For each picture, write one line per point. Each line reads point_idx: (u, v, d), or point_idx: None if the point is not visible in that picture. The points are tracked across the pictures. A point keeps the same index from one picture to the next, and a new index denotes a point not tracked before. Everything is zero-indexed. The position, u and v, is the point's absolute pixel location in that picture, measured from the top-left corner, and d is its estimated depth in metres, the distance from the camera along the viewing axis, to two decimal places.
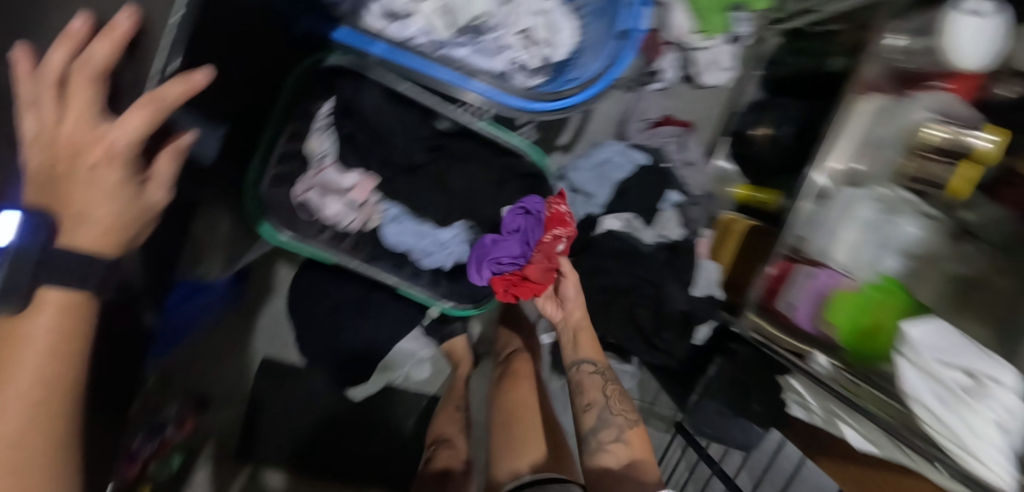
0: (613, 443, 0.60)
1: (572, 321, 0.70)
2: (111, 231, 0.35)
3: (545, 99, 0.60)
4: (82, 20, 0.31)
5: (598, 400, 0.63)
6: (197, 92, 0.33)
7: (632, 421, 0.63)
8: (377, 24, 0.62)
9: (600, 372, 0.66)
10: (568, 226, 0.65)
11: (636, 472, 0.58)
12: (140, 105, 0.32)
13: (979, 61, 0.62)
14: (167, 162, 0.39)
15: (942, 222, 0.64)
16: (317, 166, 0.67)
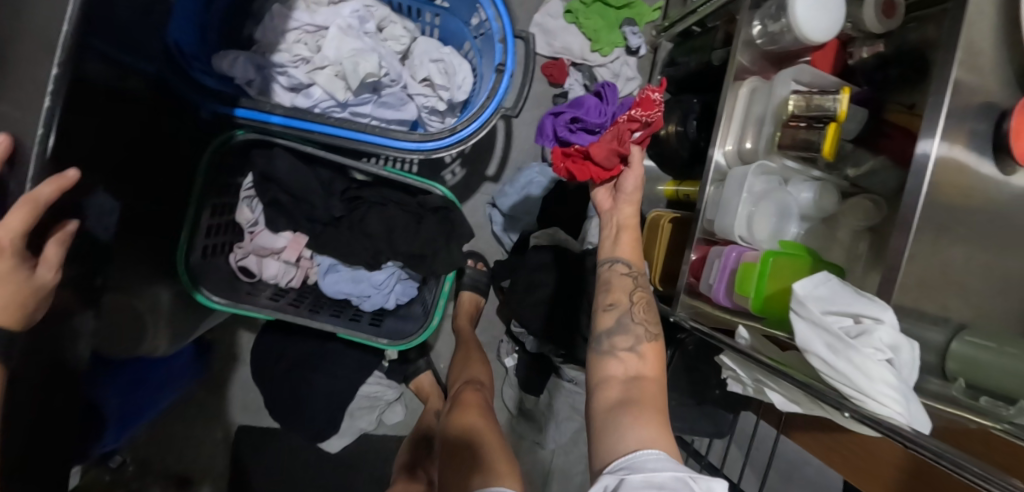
0: (625, 352, 0.52)
1: (621, 214, 0.60)
2: (14, 310, 0.39)
3: (437, 137, 0.64)
4: None
5: (623, 303, 0.55)
6: (72, 186, 0.38)
7: (651, 334, 0.54)
8: (285, 99, 0.71)
9: (632, 277, 0.57)
10: (653, 110, 0.59)
11: (642, 387, 0.49)
12: (18, 206, 0.35)
13: (817, 33, 0.68)
14: (56, 243, 0.42)
15: (827, 182, 0.70)
16: (251, 233, 0.74)
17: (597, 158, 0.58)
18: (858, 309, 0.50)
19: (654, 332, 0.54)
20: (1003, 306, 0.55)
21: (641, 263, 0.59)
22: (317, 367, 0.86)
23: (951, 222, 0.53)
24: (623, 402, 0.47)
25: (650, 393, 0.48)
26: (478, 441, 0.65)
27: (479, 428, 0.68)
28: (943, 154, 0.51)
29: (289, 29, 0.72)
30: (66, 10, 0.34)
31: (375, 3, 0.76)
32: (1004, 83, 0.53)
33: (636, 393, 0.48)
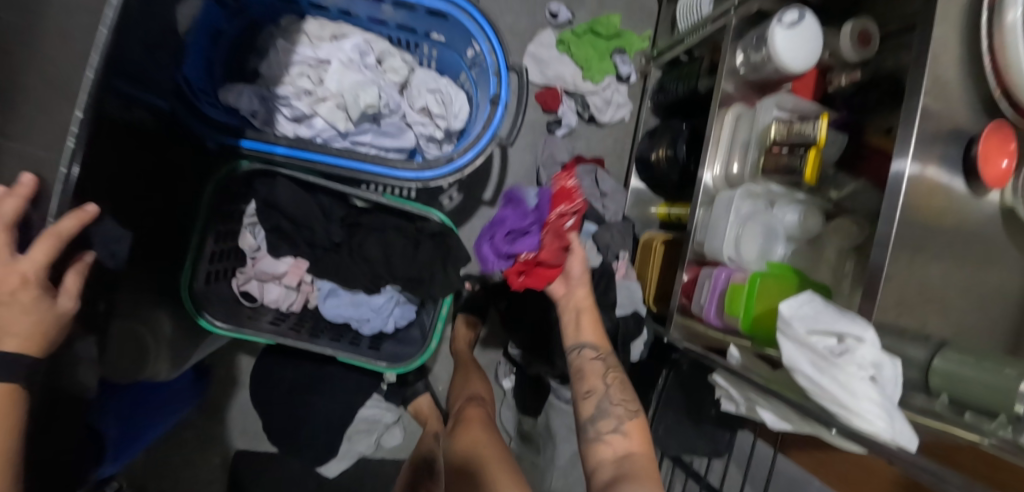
0: (610, 434, 0.57)
1: (575, 297, 0.69)
2: (35, 340, 0.40)
3: (436, 166, 0.67)
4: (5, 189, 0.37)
5: (598, 389, 0.61)
6: (92, 219, 0.40)
7: (632, 411, 0.59)
8: (287, 129, 0.74)
9: (601, 360, 0.64)
10: (574, 201, 0.66)
11: (632, 462, 0.54)
12: (41, 239, 0.37)
13: (795, 62, 0.72)
14: (76, 274, 0.44)
15: (812, 203, 0.72)
16: (253, 259, 0.76)
17: (549, 261, 0.65)
18: (841, 329, 0.51)
19: (635, 410, 0.59)
20: (980, 321, 0.58)
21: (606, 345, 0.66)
22: (316, 391, 0.87)
23: (929, 242, 0.55)
24: (615, 479, 0.52)
25: (640, 466, 0.53)
26: (485, 456, 0.65)
27: (484, 443, 0.69)
28: (919, 170, 0.54)
29: (292, 62, 0.75)
30: (90, 61, 0.36)
31: (375, 38, 0.79)
32: (972, 110, 0.56)
33: (629, 467, 0.53)
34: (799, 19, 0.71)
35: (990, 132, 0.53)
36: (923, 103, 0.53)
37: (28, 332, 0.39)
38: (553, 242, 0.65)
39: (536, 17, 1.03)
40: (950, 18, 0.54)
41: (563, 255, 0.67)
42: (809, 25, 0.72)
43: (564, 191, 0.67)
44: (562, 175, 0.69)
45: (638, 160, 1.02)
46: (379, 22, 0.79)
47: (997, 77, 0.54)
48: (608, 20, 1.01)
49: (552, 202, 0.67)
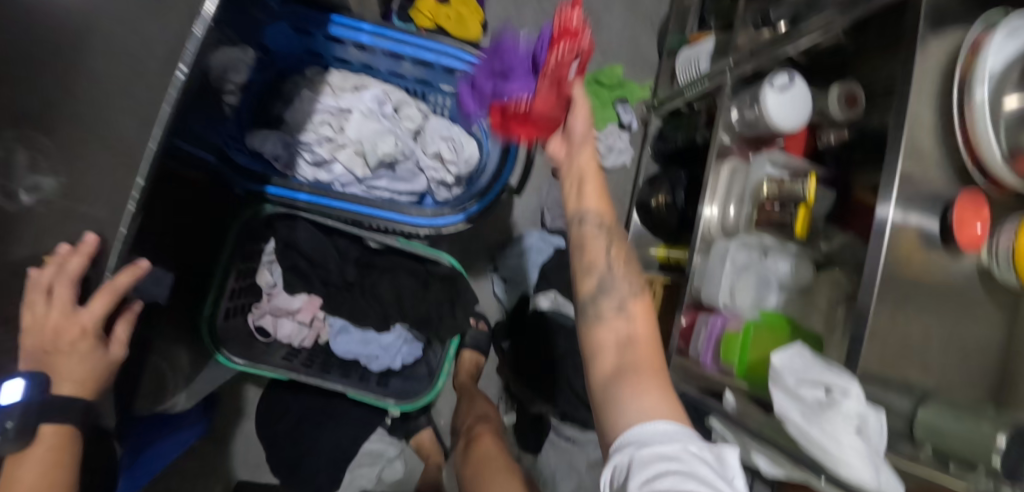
0: (613, 316, 0.51)
1: (579, 162, 0.59)
2: (88, 382, 0.47)
3: (448, 213, 0.74)
4: (67, 245, 0.40)
5: (599, 266, 0.54)
6: (143, 273, 0.45)
7: (636, 291, 0.54)
8: (308, 174, 0.78)
9: (605, 232, 0.56)
10: (580, 41, 0.53)
11: (635, 351, 0.48)
12: (100, 293, 0.43)
13: (785, 122, 0.77)
14: (125, 322, 0.50)
15: (804, 255, 0.76)
16: (269, 294, 0.78)
17: (544, 115, 0.58)
18: (829, 382, 0.54)
19: (638, 288, 0.54)
20: (962, 373, 0.61)
21: (612, 217, 0.58)
22: (322, 423, 0.89)
23: (913, 299, 0.59)
24: (619, 373, 0.46)
25: (644, 355, 0.48)
26: (488, 469, 0.69)
27: (494, 453, 0.74)
28: (899, 222, 0.58)
29: (315, 111, 0.79)
30: (153, 133, 0.37)
31: (393, 89, 0.85)
32: (946, 174, 0.60)
33: (633, 357, 0.47)
34: (789, 83, 0.77)
35: (964, 200, 0.57)
36: (902, 169, 0.58)
37: (83, 374, 0.47)
38: (552, 96, 0.57)
39: None
40: (924, 94, 0.59)
41: (563, 112, 0.59)
42: (799, 88, 0.77)
43: (569, 27, 0.53)
44: (568, 3, 0.53)
45: (639, 204, 1.06)
46: (398, 75, 0.84)
47: (968, 147, 0.58)
48: (609, 70, 1.08)
49: (554, 42, 0.55)
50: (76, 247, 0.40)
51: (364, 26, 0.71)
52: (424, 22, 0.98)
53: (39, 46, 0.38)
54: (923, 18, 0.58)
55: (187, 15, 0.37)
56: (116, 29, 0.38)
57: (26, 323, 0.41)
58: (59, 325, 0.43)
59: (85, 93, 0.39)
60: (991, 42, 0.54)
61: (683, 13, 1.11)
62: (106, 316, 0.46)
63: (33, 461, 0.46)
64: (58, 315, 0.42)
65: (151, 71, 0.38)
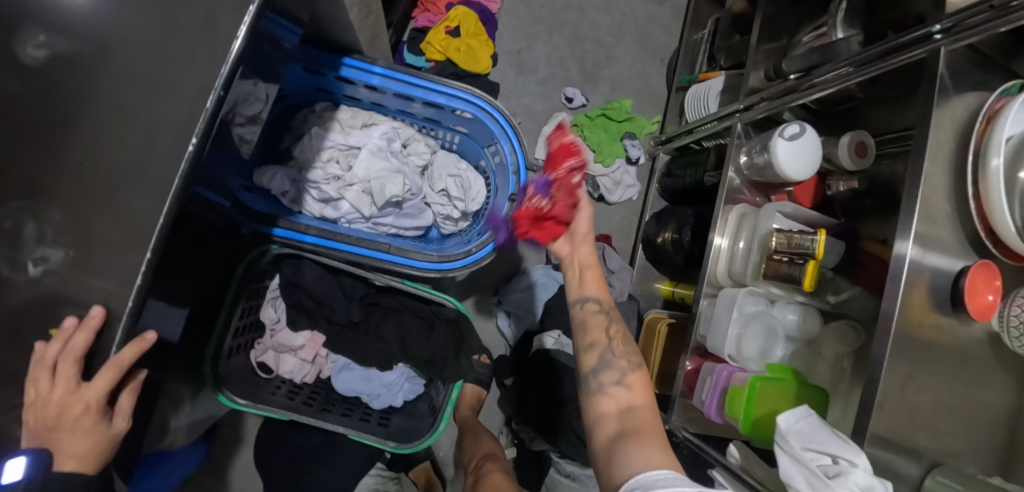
0: (613, 386, 0.53)
1: (581, 254, 0.59)
2: (92, 457, 0.49)
3: (456, 258, 0.73)
4: (73, 319, 0.39)
5: (601, 341, 0.56)
6: (148, 345, 0.45)
7: (634, 364, 0.55)
8: (314, 210, 0.78)
9: (604, 313, 0.57)
10: (577, 154, 0.60)
11: (636, 416, 0.50)
12: (106, 369, 0.43)
13: (794, 172, 0.76)
14: (129, 392, 0.50)
15: (811, 305, 0.76)
16: (271, 331, 0.79)
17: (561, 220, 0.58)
18: (834, 450, 0.53)
19: (637, 363, 0.55)
20: (974, 439, 0.60)
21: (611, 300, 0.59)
22: (321, 459, 0.87)
23: (923, 362, 0.59)
24: (622, 432, 0.48)
25: (645, 420, 0.49)
26: None
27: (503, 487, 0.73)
28: (913, 271, 0.57)
29: (324, 147, 0.79)
30: (163, 205, 0.38)
31: (402, 125, 0.85)
32: (959, 237, 0.60)
33: (633, 422, 0.49)
34: (800, 132, 0.76)
35: (977, 268, 0.57)
36: (917, 234, 0.57)
37: (86, 447, 0.48)
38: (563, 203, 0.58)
39: (552, 100, 1.10)
40: (940, 159, 0.58)
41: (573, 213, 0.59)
42: (807, 136, 0.76)
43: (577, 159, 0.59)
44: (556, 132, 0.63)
45: (645, 240, 1.05)
46: (407, 113, 0.84)
47: (981, 218, 0.58)
48: (619, 105, 1.09)
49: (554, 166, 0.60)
50: (83, 321, 0.40)
51: (376, 69, 0.71)
52: (435, 55, 0.98)
53: (56, 119, 0.38)
54: (936, 82, 0.58)
55: (202, 91, 0.38)
56: (131, 105, 0.39)
57: (29, 399, 0.41)
58: (64, 401, 0.43)
59: (94, 164, 0.39)
60: (1008, 112, 0.53)
61: (692, 50, 1.11)
62: (111, 390, 0.46)
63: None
64: (61, 393, 0.42)
65: (163, 144, 0.39)
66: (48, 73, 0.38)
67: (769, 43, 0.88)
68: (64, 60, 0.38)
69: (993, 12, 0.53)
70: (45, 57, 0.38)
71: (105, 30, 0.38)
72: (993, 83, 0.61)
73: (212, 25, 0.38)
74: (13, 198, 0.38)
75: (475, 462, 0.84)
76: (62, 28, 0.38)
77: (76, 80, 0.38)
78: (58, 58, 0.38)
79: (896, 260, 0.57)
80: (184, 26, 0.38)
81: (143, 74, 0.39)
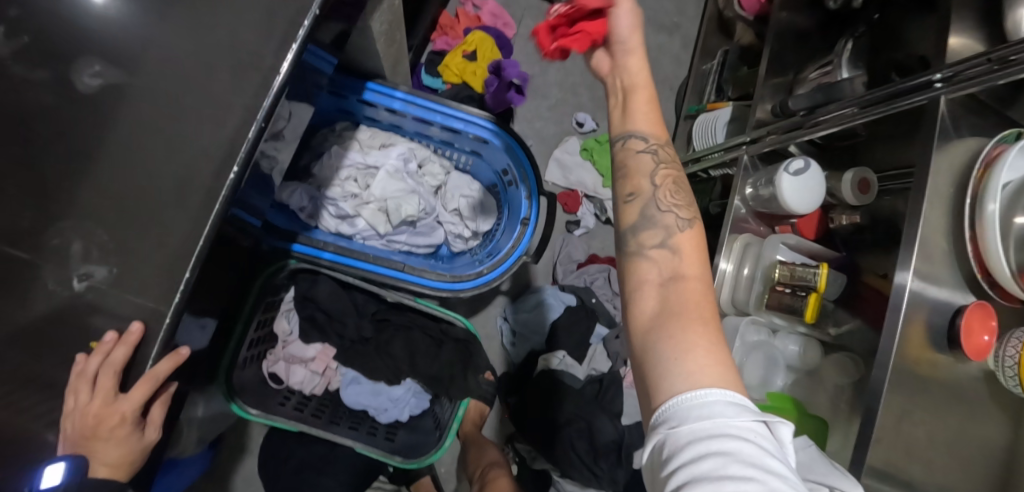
0: (654, 249, 0.43)
1: (627, 71, 0.47)
2: (125, 460, 0.53)
3: (467, 278, 0.75)
4: (112, 333, 0.41)
5: (644, 191, 0.47)
6: (182, 360, 0.46)
7: (686, 220, 0.45)
8: (330, 226, 0.80)
9: (652, 153, 0.47)
10: None
11: (682, 289, 0.40)
12: (139, 383, 0.45)
13: (799, 205, 0.78)
14: (160, 404, 0.51)
15: (812, 336, 0.77)
16: (283, 342, 0.80)
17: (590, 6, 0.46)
18: (832, 481, 0.54)
19: (687, 218, 0.46)
20: (971, 477, 0.61)
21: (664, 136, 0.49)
22: (324, 471, 0.89)
23: (920, 396, 0.60)
24: (663, 313, 0.38)
25: (692, 296, 0.39)
26: None
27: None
28: (910, 312, 0.59)
29: (342, 166, 0.82)
30: (203, 232, 0.40)
31: (418, 146, 0.88)
32: (956, 276, 0.62)
33: (677, 294, 0.39)
34: (805, 168, 0.78)
35: (972, 308, 0.58)
36: (916, 270, 0.59)
37: (118, 454, 0.52)
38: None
39: (563, 124, 1.13)
40: (939, 201, 0.60)
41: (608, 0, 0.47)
42: (811, 170, 0.79)
43: None
44: None
45: None
46: (423, 135, 0.86)
47: (978, 261, 0.60)
48: None
49: None
50: (122, 337, 0.42)
51: (398, 94, 0.74)
52: (452, 78, 1.02)
53: (106, 145, 0.41)
54: (937, 127, 0.60)
55: (243, 124, 0.41)
56: (176, 133, 0.41)
57: (67, 410, 0.43)
58: (100, 412, 0.46)
59: (139, 188, 0.41)
60: (1005, 159, 0.56)
61: (700, 80, 1.15)
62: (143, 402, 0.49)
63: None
64: (99, 403, 0.45)
65: (204, 171, 0.41)
66: (99, 99, 0.41)
67: (776, 78, 0.91)
68: (116, 89, 0.41)
69: (992, 64, 0.55)
70: (99, 86, 0.41)
71: (156, 63, 0.41)
72: (991, 129, 0.64)
73: (256, 62, 0.41)
74: (62, 218, 0.41)
75: (479, 472, 0.86)
76: (116, 60, 0.41)
77: (126, 108, 0.41)
78: (110, 87, 0.41)
79: (896, 290, 0.59)
80: (229, 62, 0.41)
81: (189, 105, 0.41)
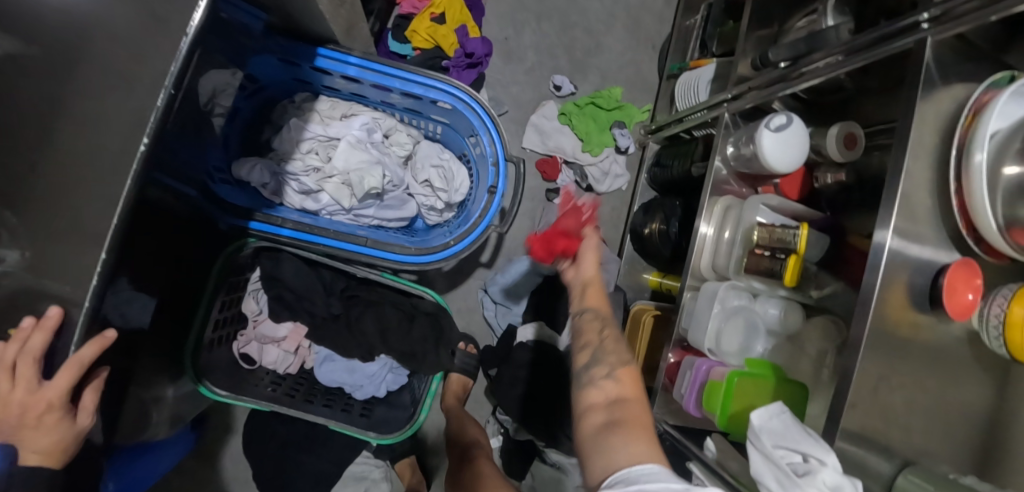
0: (602, 380, 0.55)
1: (583, 274, 0.65)
2: (56, 451, 0.48)
3: (433, 251, 0.72)
4: (31, 319, 0.41)
5: (594, 342, 0.58)
6: (109, 344, 0.44)
7: (625, 360, 0.57)
8: (294, 202, 0.77)
9: (600, 320, 0.61)
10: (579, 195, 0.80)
11: (625, 409, 0.51)
12: (65, 367, 0.43)
13: (780, 165, 0.74)
14: (93, 389, 0.50)
15: (795, 300, 0.75)
16: (254, 322, 0.80)
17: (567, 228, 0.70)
18: (804, 448, 0.53)
19: (629, 360, 0.57)
20: (948, 438, 0.60)
21: (609, 308, 0.63)
22: (308, 447, 0.89)
23: (899, 359, 0.58)
24: (607, 427, 0.50)
25: (634, 413, 0.51)
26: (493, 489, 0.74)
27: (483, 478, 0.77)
28: (889, 272, 0.56)
29: (303, 139, 0.79)
30: (114, 209, 0.38)
31: (384, 116, 0.83)
32: (940, 234, 0.58)
33: (622, 414, 0.51)
34: (786, 124, 0.74)
35: (957, 265, 0.55)
36: (896, 227, 0.56)
37: (48, 445, 0.47)
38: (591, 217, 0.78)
39: (540, 89, 1.08)
40: (927, 151, 0.57)
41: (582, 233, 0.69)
42: (794, 124, 0.74)
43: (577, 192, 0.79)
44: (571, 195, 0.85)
45: (632, 232, 1.05)
46: (387, 103, 0.82)
47: (964, 215, 0.56)
48: (608, 94, 1.07)
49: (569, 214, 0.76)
50: (40, 323, 0.41)
51: (351, 59, 0.70)
52: (422, 43, 0.97)
53: (10, 121, 0.38)
54: (922, 74, 0.56)
55: (153, 89, 0.37)
56: (80, 105, 0.38)
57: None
58: (26, 400, 0.44)
59: (52, 167, 0.39)
60: (994, 104, 0.52)
61: (684, 36, 1.08)
62: (74, 389, 0.45)
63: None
64: (23, 392, 0.43)
65: (113, 145, 0.38)
66: None
67: (760, 30, 0.85)
68: (11, 59, 0.38)
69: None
70: None
71: (49, 26, 0.37)
72: (982, 75, 0.59)
73: (159, 20, 0.37)
74: None
75: (459, 447, 0.86)
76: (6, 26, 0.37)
77: (29, 80, 0.38)
78: (5, 56, 0.38)
79: (874, 251, 0.56)
80: (126, 22, 0.37)
81: (94, 75, 0.38)
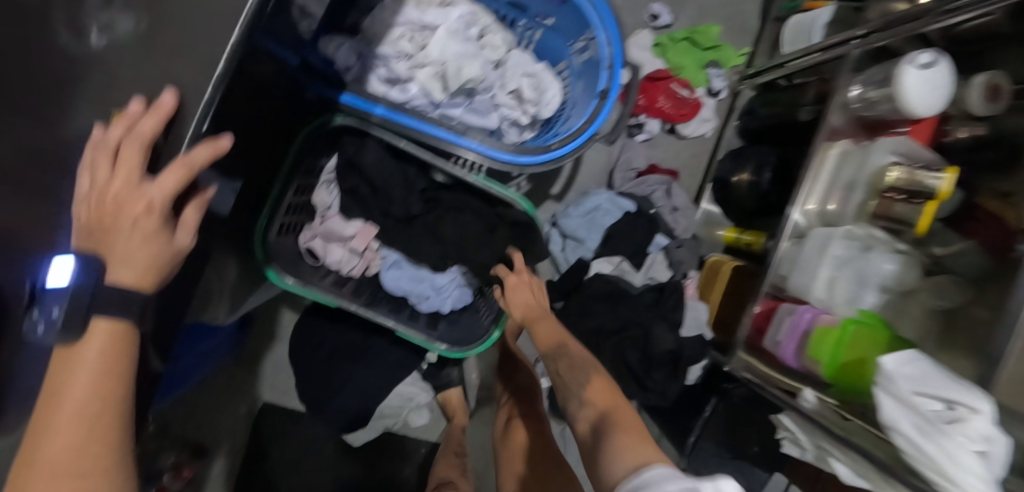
0: (581, 415, 0.57)
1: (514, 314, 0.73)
2: (148, 271, 0.41)
3: (533, 154, 0.65)
4: (139, 102, 0.37)
5: (561, 377, 0.63)
6: (222, 152, 0.42)
7: (590, 381, 0.59)
8: (380, 88, 0.71)
9: (551, 356, 0.66)
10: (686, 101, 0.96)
11: (612, 423, 0.53)
12: (174, 167, 0.40)
13: (924, 107, 0.67)
14: (193, 208, 0.46)
15: (911, 257, 0.68)
16: (322, 216, 0.74)
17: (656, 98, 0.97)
18: (950, 395, 0.47)
19: (590, 381, 0.60)
20: None
21: (556, 335, 0.68)
22: (359, 360, 0.85)
23: None
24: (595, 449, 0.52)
25: (623, 423, 0.52)
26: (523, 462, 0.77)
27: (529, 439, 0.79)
28: None
29: (396, 23, 0.71)
30: None
31: (480, 11, 0.75)
32: None
33: (608, 430, 0.52)
34: (932, 62, 0.67)
35: None
36: None
37: (146, 258, 0.40)
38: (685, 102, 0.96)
39: (632, 18, 1.00)
40: None
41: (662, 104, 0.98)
42: (940, 63, 0.67)
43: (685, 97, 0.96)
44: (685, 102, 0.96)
45: (715, 180, 0.98)
46: None
47: None
48: (704, 30, 0.99)
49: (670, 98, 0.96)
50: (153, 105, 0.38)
51: None
52: None
53: None
54: None
55: None
56: None
57: (86, 189, 0.37)
58: (122, 196, 0.38)
59: None
60: None
61: None
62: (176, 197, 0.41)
63: (85, 369, 0.38)
64: (122, 187, 0.38)
65: None
66: None
67: None
68: None
69: None
70: None
71: None
72: None
73: None
74: None
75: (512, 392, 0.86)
76: None
77: None
78: None
79: None
80: None
81: None
